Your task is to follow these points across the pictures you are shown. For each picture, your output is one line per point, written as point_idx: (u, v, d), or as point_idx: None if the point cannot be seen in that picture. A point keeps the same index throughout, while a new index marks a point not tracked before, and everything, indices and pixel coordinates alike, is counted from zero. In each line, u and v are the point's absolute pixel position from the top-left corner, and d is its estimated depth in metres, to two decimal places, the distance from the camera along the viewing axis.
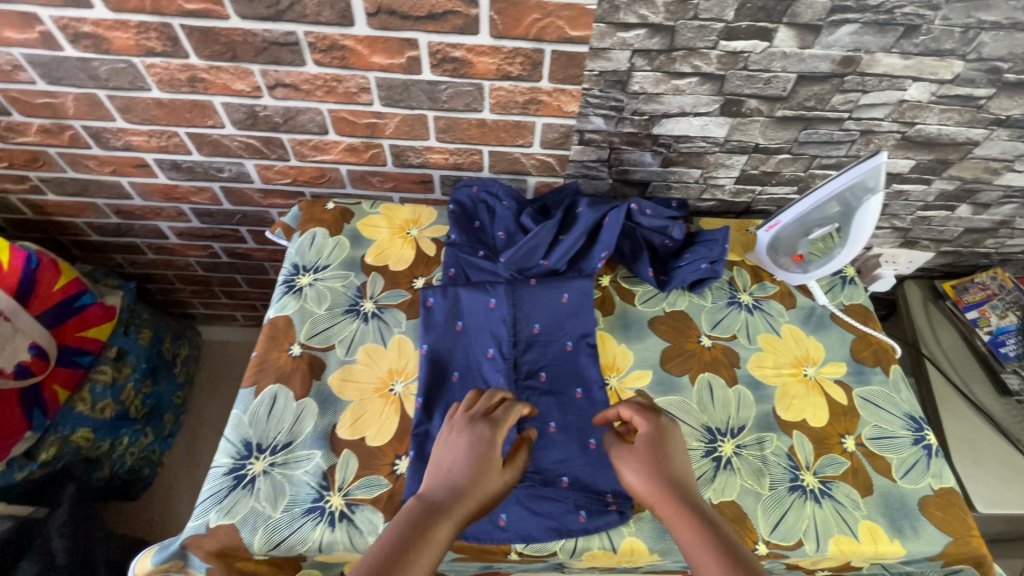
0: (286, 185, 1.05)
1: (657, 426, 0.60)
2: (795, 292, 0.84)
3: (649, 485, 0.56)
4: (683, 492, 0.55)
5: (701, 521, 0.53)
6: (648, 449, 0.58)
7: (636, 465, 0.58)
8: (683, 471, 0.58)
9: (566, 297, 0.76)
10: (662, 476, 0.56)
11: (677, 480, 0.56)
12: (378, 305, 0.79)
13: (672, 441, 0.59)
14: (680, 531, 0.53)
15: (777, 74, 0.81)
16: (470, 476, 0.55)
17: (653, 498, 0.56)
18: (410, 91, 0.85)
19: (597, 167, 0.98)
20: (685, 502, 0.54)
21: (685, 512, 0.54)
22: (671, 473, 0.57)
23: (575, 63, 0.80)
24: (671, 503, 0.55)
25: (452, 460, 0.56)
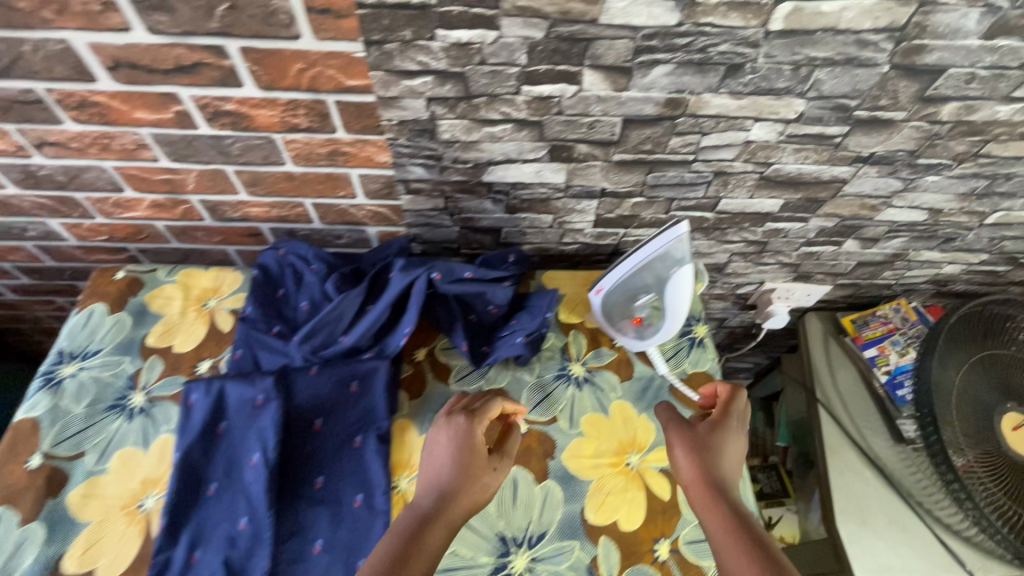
0: (105, 241, 0.95)
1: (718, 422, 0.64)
2: (635, 359, 0.77)
3: (693, 471, 0.61)
4: (717, 481, 0.60)
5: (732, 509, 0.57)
6: (692, 437, 0.64)
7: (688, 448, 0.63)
8: (730, 461, 0.62)
9: (355, 385, 0.68)
10: (705, 465, 0.61)
11: (712, 470, 0.61)
12: (149, 397, 0.69)
13: (726, 438, 0.63)
14: (712, 517, 0.57)
15: (599, 118, 0.71)
16: (465, 473, 0.58)
17: (693, 482, 0.61)
18: (194, 145, 0.75)
19: (437, 216, 0.89)
20: (721, 492, 0.59)
21: (721, 502, 0.58)
22: (715, 460, 0.62)
23: (367, 113, 0.70)
24: (709, 489, 0.59)
25: (446, 456, 0.59)
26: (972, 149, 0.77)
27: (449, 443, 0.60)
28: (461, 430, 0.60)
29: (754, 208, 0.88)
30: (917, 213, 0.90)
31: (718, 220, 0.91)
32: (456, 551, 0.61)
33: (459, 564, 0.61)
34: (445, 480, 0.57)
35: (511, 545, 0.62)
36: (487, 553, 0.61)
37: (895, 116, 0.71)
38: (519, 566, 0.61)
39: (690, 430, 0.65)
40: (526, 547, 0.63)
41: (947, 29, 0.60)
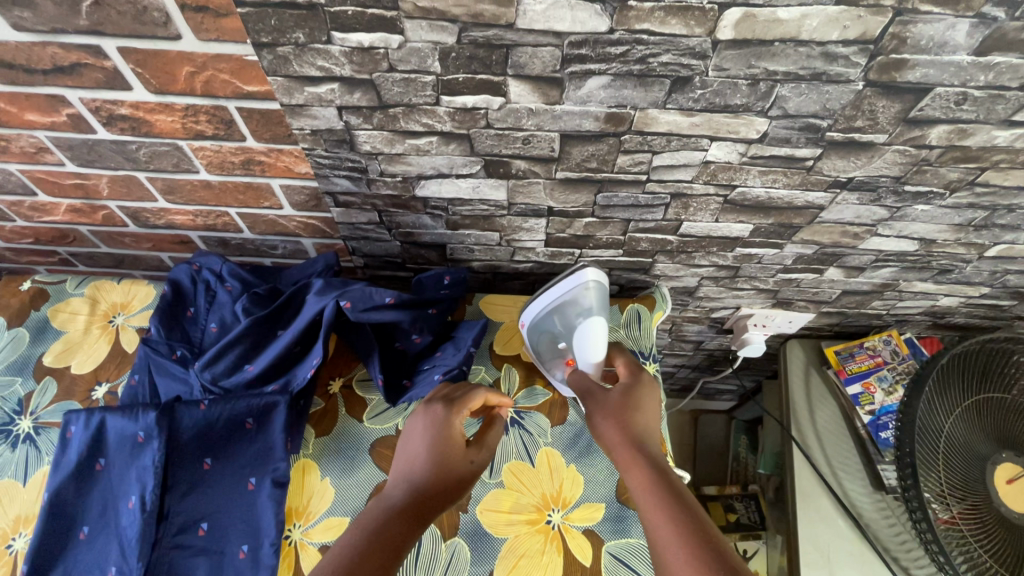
0: (32, 244, 0.91)
1: (634, 379, 0.67)
2: (569, 402, 0.76)
3: (618, 440, 0.60)
4: (643, 447, 0.58)
5: (655, 469, 0.55)
6: (615, 410, 0.63)
7: (607, 419, 0.64)
8: (651, 427, 0.62)
9: (252, 421, 0.61)
10: (629, 429, 0.61)
11: (637, 437, 0.59)
12: (36, 422, 0.65)
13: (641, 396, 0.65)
14: (639, 485, 0.54)
15: (533, 133, 0.63)
16: (442, 463, 0.57)
17: (616, 452, 0.59)
18: (98, 150, 0.69)
19: (374, 230, 0.82)
20: (647, 457, 0.57)
21: (645, 464, 0.56)
22: (638, 429, 0.61)
23: (275, 122, 0.63)
24: (631, 455, 0.57)
25: (423, 448, 0.57)
26: (967, 177, 0.67)
27: (425, 436, 0.59)
28: (438, 419, 0.59)
29: (721, 232, 0.79)
30: (906, 243, 0.80)
31: (682, 244, 0.83)
32: None
33: None
34: (424, 470, 0.56)
35: None
36: None
37: (875, 139, 0.62)
38: None
39: (611, 403, 0.65)
40: None
41: (932, 42, 0.51)
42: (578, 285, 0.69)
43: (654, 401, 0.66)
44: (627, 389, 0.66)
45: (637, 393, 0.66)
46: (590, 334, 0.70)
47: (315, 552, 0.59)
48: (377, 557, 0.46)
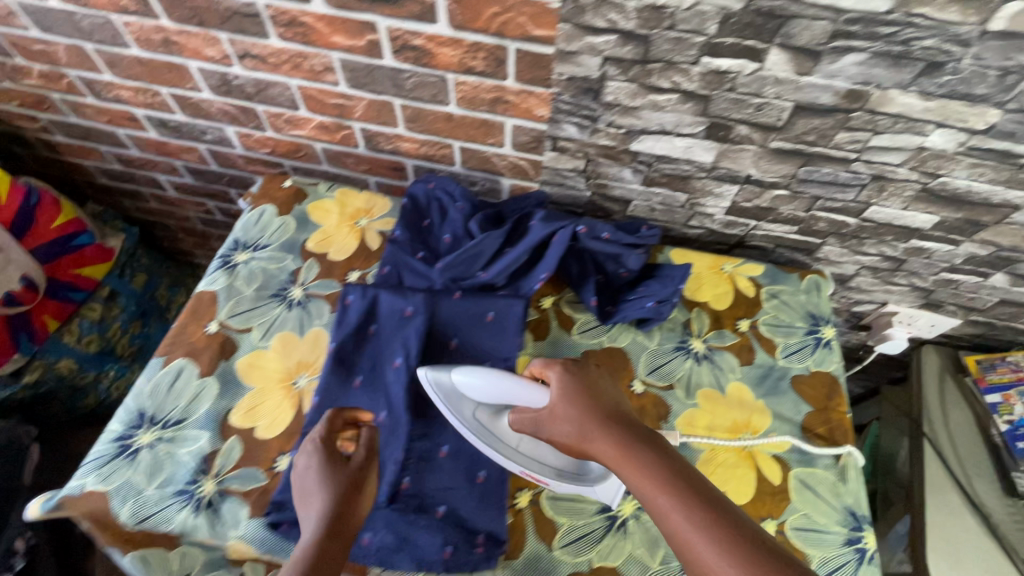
0: (267, 154, 1.05)
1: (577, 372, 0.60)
2: (756, 346, 0.76)
3: (603, 448, 0.53)
4: (633, 438, 0.53)
5: (660, 463, 0.50)
6: (577, 414, 0.56)
7: (573, 425, 0.56)
8: (623, 413, 0.57)
9: (491, 316, 0.72)
10: (593, 423, 0.55)
11: (619, 431, 0.54)
12: (306, 293, 0.78)
13: (595, 385, 0.60)
14: (642, 489, 0.49)
15: (769, 101, 0.70)
16: (348, 471, 0.55)
17: (602, 455, 0.53)
18: (374, 75, 0.81)
19: (573, 178, 0.92)
20: (640, 452, 0.51)
21: (644, 460, 0.50)
22: (613, 420, 0.55)
23: (541, 65, 0.73)
24: (624, 457, 0.51)
25: (309, 455, 0.57)
26: None
27: (306, 453, 0.57)
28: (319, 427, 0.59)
29: (903, 221, 0.84)
30: None
31: (860, 228, 0.88)
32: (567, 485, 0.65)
33: (568, 496, 0.65)
34: (311, 475, 0.55)
35: (618, 492, 0.65)
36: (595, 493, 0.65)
37: None
38: (625, 512, 0.63)
39: (565, 410, 0.57)
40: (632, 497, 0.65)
41: None
42: (438, 392, 0.65)
43: (610, 384, 0.61)
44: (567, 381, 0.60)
45: (589, 381, 0.60)
46: (469, 382, 0.64)
47: None
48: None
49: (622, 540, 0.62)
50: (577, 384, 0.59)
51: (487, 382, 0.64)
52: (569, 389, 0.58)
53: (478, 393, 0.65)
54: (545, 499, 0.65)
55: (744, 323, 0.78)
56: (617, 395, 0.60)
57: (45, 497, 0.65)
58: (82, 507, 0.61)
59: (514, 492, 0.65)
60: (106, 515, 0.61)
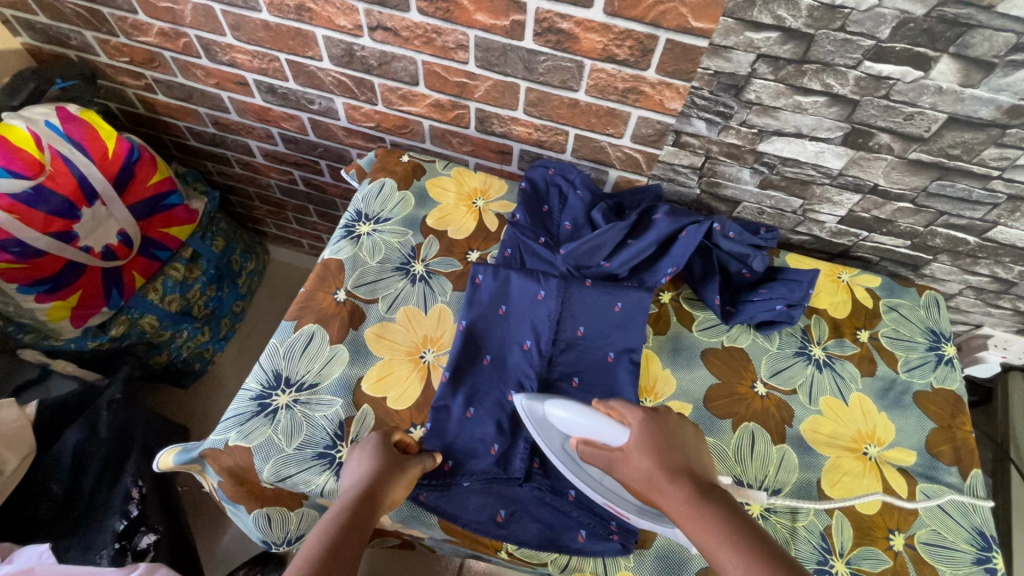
0: (370, 128, 1.05)
1: (661, 413, 0.59)
2: (877, 358, 0.76)
3: (672, 500, 0.52)
4: (699, 489, 0.52)
5: (732, 521, 0.49)
6: (647, 459, 0.55)
7: (644, 472, 0.54)
8: (696, 464, 0.55)
9: (619, 306, 0.72)
10: (667, 468, 0.54)
11: (689, 481, 0.53)
12: (427, 269, 0.78)
13: (675, 432, 0.58)
14: (711, 547, 0.48)
15: (922, 111, 0.69)
16: (392, 469, 0.57)
17: (668, 506, 0.52)
18: (507, 56, 0.81)
19: (686, 174, 0.91)
20: (710, 510, 0.50)
21: (708, 511, 0.50)
22: (683, 472, 0.54)
23: (689, 58, 0.72)
24: (692, 513, 0.50)
25: (363, 458, 0.59)
26: None
27: (359, 458, 0.59)
28: (377, 438, 0.60)
29: None
30: None
31: (977, 247, 0.87)
32: None
33: None
34: (360, 477, 0.57)
35: (746, 491, 0.65)
36: None
37: None
38: (753, 511, 0.64)
39: (637, 454, 0.55)
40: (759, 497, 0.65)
41: None
42: (533, 417, 0.62)
43: (686, 427, 0.59)
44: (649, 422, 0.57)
45: (663, 422, 0.58)
46: (557, 416, 0.60)
47: None
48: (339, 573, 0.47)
49: None
50: (652, 428, 0.57)
51: (578, 419, 0.59)
52: (642, 433, 0.56)
53: (568, 428, 0.60)
54: None
55: (864, 334, 0.78)
56: (694, 441, 0.58)
57: (178, 447, 0.66)
58: (226, 461, 0.62)
59: None
60: (248, 470, 0.62)
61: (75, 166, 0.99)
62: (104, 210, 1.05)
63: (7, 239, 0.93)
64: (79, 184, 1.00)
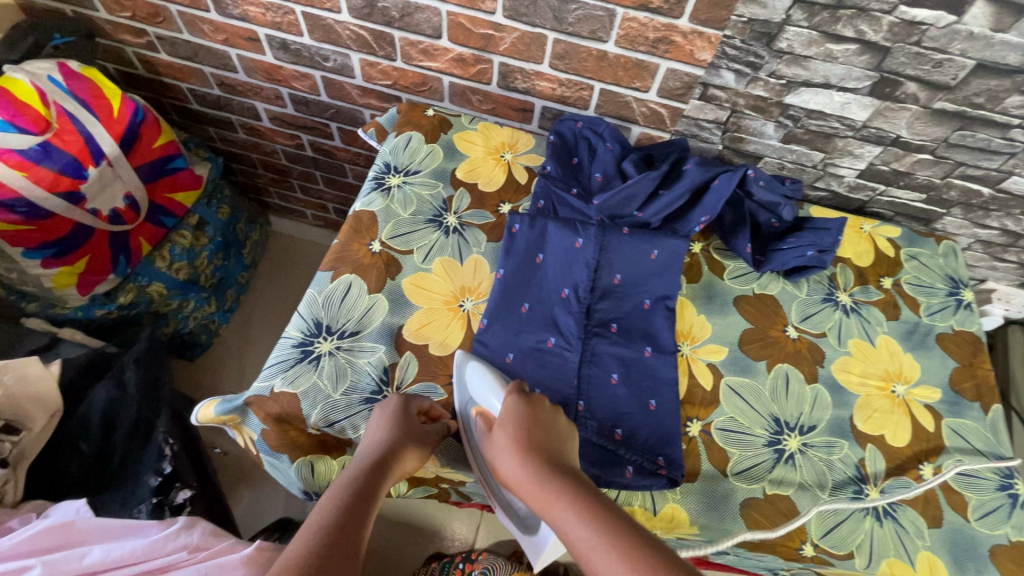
0: (386, 87, 1.04)
1: (532, 403, 0.59)
2: (900, 303, 0.78)
3: (524, 481, 0.54)
4: (548, 471, 0.53)
5: (574, 493, 0.51)
6: (507, 441, 0.57)
7: (507, 461, 0.56)
8: (553, 442, 0.57)
9: (656, 254, 0.72)
10: (519, 459, 0.55)
11: (542, 461, 0.54)
12: (460, 221, 0.78)
13: (538, 416, 0.58)
14: (562, 523, 0.50)
15: (952, 58, 0.71)
16: (403, 441, 0.57)
17: (523, 490, 0.55)
18: (537, 5, 0.79)
19: (710, 129, 0.91)
20: (557, 488, 0.52)
21: (553, 494, 0.52)
22: (540, 451, 0.55)
23: (724, 5, 0.72)
24: (540, 490, 0.53)
25: (378, 425, 0.59)
26: None
27: (374, 423, 0.60)
28: (395, 405, 0.60)
29: None
30: None
31: (990, 200, 0.89)
32: (734, 418, 0.67)
33: (736, 428, 0.66)
34: (373, 446, 0.57)
35: (783, 427, 0.67)
36: (762, 428, 0.66)
37: None
38: (791, 446, 0.66)
39: (498, 437, 0.58)
40: (795, 433, 0.67)
41: None
42: (460, 367, 0.65)
43: (559, 414, 0.60)
44: (517, 412, 0.58)
45: (534, 407, 0.58)
46: (474, 380, 0.63)
47: (704, 366, 0.70)
48: (351, 543, 0.48)
49: (791, 472, 0.64)
50: (520, 408, 0.58)
51: (488, 387, 0.61)
52: (505, 413, 0.58)
53: (476, 393, 0.63)
54: (716, 430, 0.66)
55: (888, 280, 0.79)
56: (560, 423, 0.59)
57: (217, 399, 0.65)
58: (271, 408, 0.62)
59: (686, 421, 0.66)
60: (294, 417, 0.62)
61: (81, 124, 0.96)
62: (111, 172, 1.01)
63: (14, 199, 0.90)
64: (86, 144, 0.97)
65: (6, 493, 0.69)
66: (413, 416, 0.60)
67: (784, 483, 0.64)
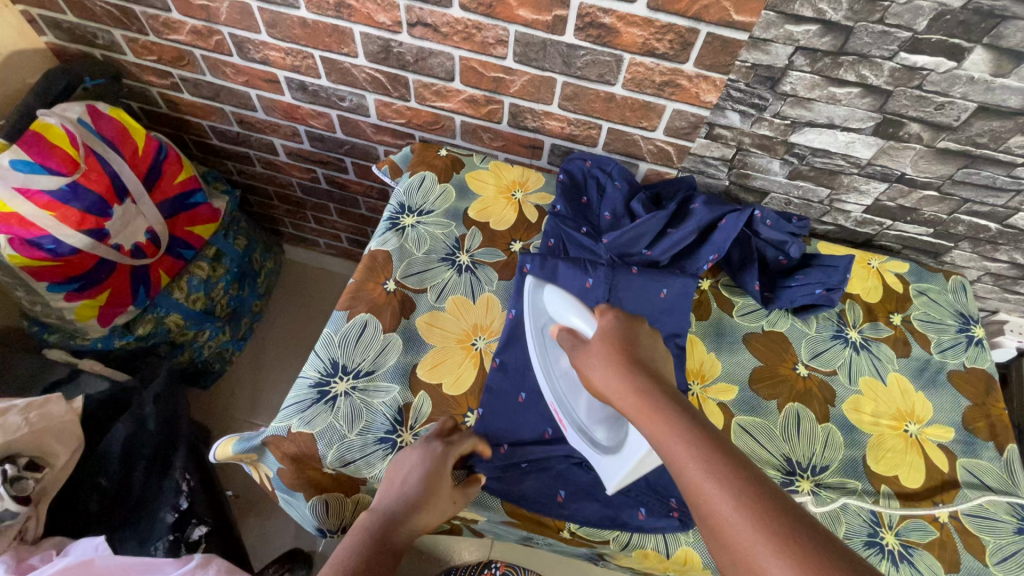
0: (400, 125, 1.07)
1: (630, 328, 0.59)
2: (911, 340, 0.78)
3: (622, 388, 0.53)
4: (652, 383, 0.52)
5: (679, 409, 0.50)
6: (606, 352, 0.56)
7: (602, 368, 0.56)
8: (653, 364, 0.57)
9: (665, 292, 0.74)
10: (620, 367, 0.54)
11: (644, 375, 0.54)
12: (472, 259, 0.79)
13: (635, 341, 0.58)
14: (668, 441, 0.47)
15: (953, 100, 0.72)
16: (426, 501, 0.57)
17: (624, 403, 0.53)
18: (546, 51, 0.82)
19: (716, 166, 0.93)
20: (661, 398, 0.51)
21: (659, 402, 0.50)
22: (643, 369, 0.55)
23: (728, 51, 0.74)
24: (640, 395, 0.52)
25: (410, 472, 0.58)
26: None
27: (409, 463, 0.59)
28: (431, 461, 0.59)
29: None
30: None
31: (998, 234, 0.90)
32: (746, 458, 0.67)
33: None
34: (398, 497, 0.57)
35: (795, 468, 0.67)
36: (774, 468, 0.67)
37: None
38: (804, 488, 0.66)
39: (597, 348, 0.58)
40: (808, 474, 0.67)
41: None
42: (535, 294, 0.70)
43: (652, 338, 0.60)
44: (617, 335, 0.58)
45: (632, 333, 0.59)
46: (554, 301, 0.67)
47: (715, 405, 0.70)
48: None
49: (805, 514, 0.64)
50: (617, 331, 0.59)
51: (567, 305, 0.65)
52: (604, 334, 0.59)
53: (557, 314, 0.67)
54: None
55: (897, 317, 0.80)
56: (655, 352, 0.59)
57: (236, 437, 0.66)
58: (288, 448, 0.63)
59: None
60: (311, 457, 0.63)
61: (108, 164, 1.01)
62: (133, 208, 1.05)
63: (42, 236, 0.93)
64: (111, 182, 1.00)
65: (28, 529, 0.70)
66: (448, 469, 0.59)
67: None
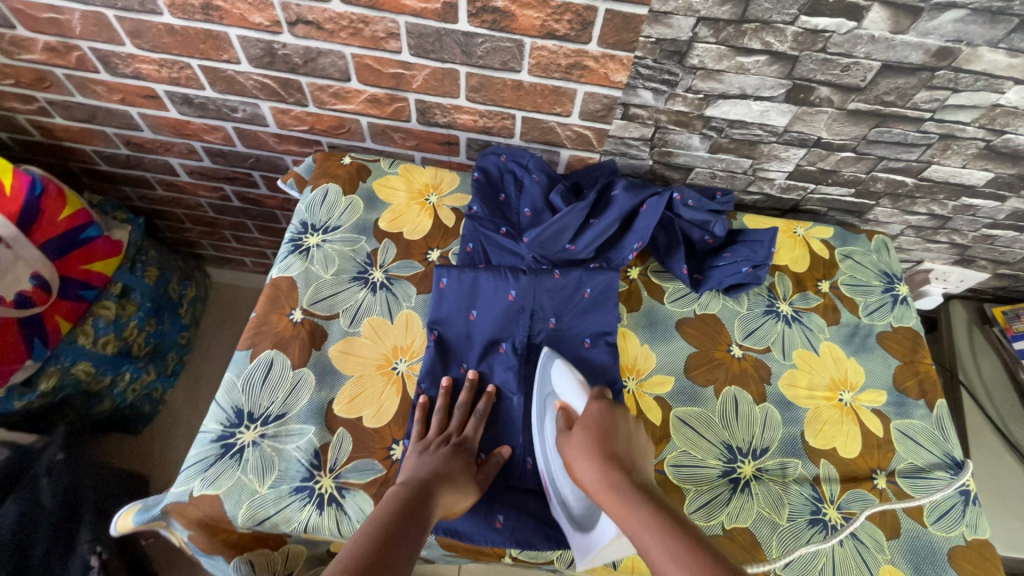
0: (303, 132, 0.99)
1: (608, 411, 0.59)
2: (840, 306, 0.78)
3: (596, 482, 0.53)
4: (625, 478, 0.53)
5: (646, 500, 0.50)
6: (585, 443, 0.57)
7: (582, 459, 0.56)
8: (629, 456, 0.56)
9: (589, 291, 0.70)
10: (600, 464, 0.54)
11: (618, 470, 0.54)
12: (387, 275, 0.74)
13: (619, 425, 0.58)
14: (637, 534, 0.48)
15: (858, 61, 0.71)
16: (448, 480, 0.56)
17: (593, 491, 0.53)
18: (442, 41, 0.76)
19: (637, 146, 0.90)
20: (633, 493, 0.51)
21: (634, 500, 0.50)
22: (616, 461, 0.55)
23: (630, 27, 0.70)
24: (612, 493, 0.52)
25: (421, 463, 0.57)
26: None
27: (425, 464, 0.57)
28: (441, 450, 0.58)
29: (959, 179, 0.87)
30: None
31: (915, 188, 0.91)
32: (688, 451, 0.65)
33: (690, 463, 0.65)
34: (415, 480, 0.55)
35: (736, 454, 0.66)
36: (715, 457, 0.65)
37: None
38: (746, 473, 0.65)
39: (578, 437, 0.58)
40: (749, 458, 0.66)
41: None
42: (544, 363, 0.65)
43: (637, 428, 0.60)
44: (598, 418, 0.59)
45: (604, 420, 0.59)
46: (558, 376, 0.64)
47: (651, 401, 0.68)
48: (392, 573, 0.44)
49: (748, 501, 0.63)
50: (602, 415, 0.59)
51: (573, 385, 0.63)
52: (582, 429, 0.58)
53: (561, 386, 0.64)
54: (670, 467, 0.64)
55: (825, 284, 0.79)
56: (633, 434, 0.59)
57: (137, 506, 0.60)
58: (192, 514, 0.57)
59: None
60: (220, 519, 0.57)
61: None
62: (8, 253, 0.94)
63: None
64: None
65: None
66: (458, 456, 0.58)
67: (742, 514, 0.62)
